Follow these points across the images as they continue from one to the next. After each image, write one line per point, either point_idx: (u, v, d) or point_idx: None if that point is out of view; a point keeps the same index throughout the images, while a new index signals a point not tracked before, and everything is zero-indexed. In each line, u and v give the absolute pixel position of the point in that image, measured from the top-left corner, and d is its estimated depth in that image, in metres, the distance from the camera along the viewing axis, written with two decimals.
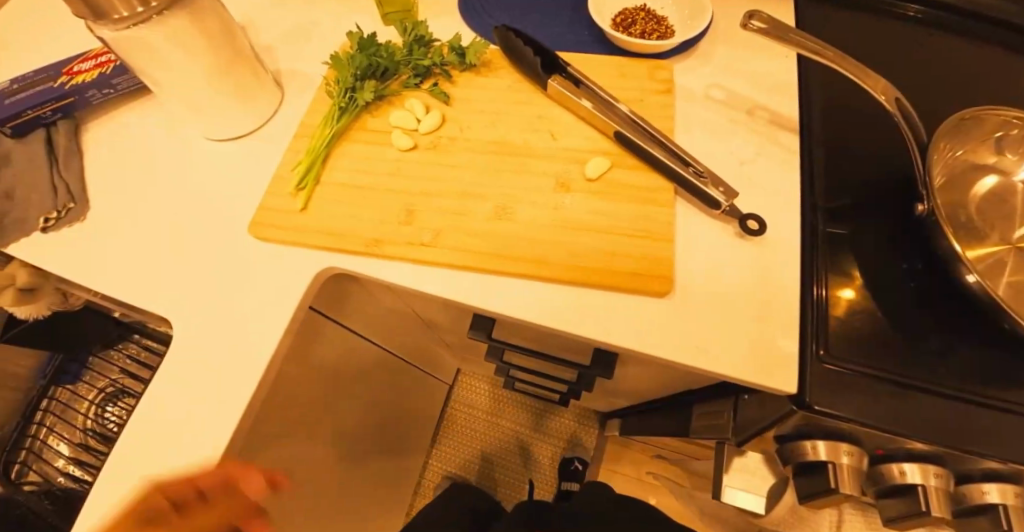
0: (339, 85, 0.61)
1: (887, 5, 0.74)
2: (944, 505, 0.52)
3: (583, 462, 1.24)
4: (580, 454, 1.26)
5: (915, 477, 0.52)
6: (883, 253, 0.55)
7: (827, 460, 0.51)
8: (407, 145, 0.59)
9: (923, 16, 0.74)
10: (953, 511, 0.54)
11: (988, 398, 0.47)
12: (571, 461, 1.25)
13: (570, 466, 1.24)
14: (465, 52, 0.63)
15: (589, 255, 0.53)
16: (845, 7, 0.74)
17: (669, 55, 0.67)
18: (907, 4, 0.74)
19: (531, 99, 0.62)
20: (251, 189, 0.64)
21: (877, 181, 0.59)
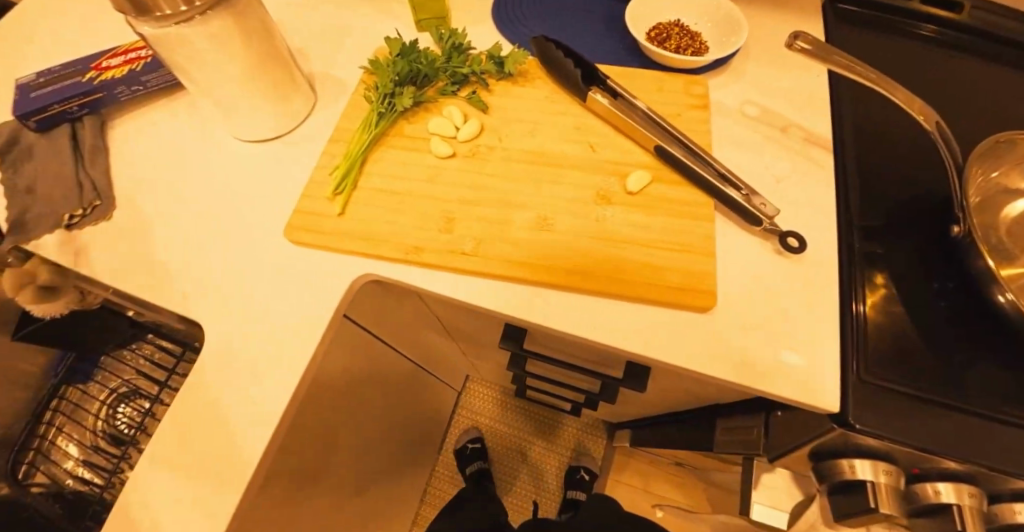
0: (378, 90, 0.61)
1: (905, 24, 0.76)
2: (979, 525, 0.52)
3: (589, 471, 1.22)
4: (586, 463, 1.24)
5: (949, 496, 0.51)
6: (919, 273, 0.55)
7: (867, 480, 0.52)
8: (446, 152, 0.59)
9: (940, 36, 0.75)
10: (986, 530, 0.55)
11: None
12: (577, 470, 1.24)
13: (576, 475, 1.23)
14: (504, 61, 0.63)
15: (630, 268, 0.52)
16: (868, 27, 0.76)
17: (704, 71, 0.67)
18: (924, 24, 0.75)
19: (569, 110, 0.62)
20: (284, 193, 0.64)
21: (910, 201, 0.60)
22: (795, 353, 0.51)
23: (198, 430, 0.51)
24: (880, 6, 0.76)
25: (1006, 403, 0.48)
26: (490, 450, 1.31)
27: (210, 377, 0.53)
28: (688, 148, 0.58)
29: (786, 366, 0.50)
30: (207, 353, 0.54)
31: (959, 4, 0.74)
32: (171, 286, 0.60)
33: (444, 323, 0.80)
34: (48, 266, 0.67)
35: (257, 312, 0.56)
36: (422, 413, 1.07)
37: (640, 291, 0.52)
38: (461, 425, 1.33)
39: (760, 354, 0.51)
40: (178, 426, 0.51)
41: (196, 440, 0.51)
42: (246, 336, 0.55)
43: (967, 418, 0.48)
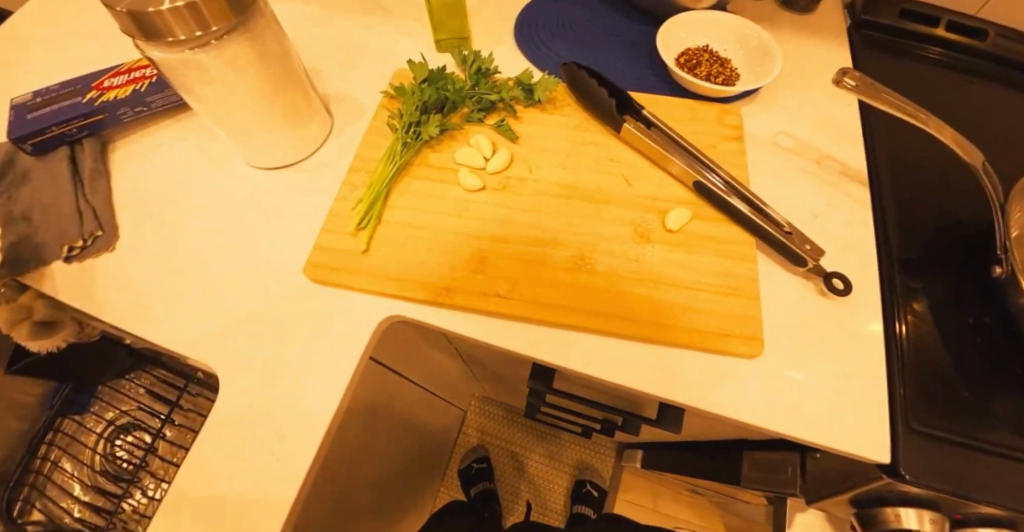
0: (403, 118, 0.58)
1: (909, 46, 0.75)
2: None
3: (597, 487, 1.21)
4: (593, 479, 1.23)
5: None
6: (959, 312, 0.54)
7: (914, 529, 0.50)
8: (476, 185, 0.56)
9: (945, 59, 0.74)
10: None
11: None
12: (583, 485, 1.22)
13: (582, 490, 1.21)
14: (534, 88, 0.60)
15: (673, 311, 0.51)
16: (879, 50, 0.75)
17: (735, 99, 0.65)
18: (929, 47, 0.74)
19: (602, 140, 0.60)
20: (301, 224, 0.60)
21: (947, 236, 0.59)
22: (848, 404, 0.49)
23: (217, 486, 0.48)
24: (899, 31, 0.75)
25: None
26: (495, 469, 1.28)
27: (230, 427, 0.50)
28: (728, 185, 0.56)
29: (837, 415, 0.48)
30: (224, 401, 0.51)
31: (984, 32, 0.73)
32: (182, 326, 0.56)
33: (458, 351, 0.77)
34: (48, 301, 0.65)
35: (278, 355, 0.52)
36: (433, 439, 1.04)
37: (684, 337, 0.49)
38: (464, 444, 1.29)
39: (811, 403, 0.49)
40: (197, 482, 0.48)
41: (216, 498, 0.48)
42: (267, 382, 0.51)
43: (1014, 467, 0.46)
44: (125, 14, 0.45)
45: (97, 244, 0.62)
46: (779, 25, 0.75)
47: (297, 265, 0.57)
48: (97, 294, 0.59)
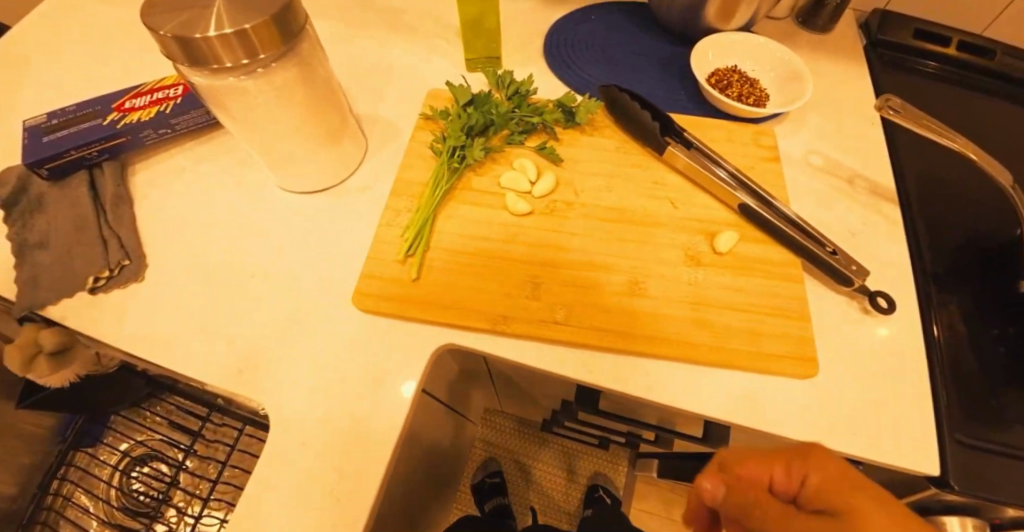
0: (448, 142, 0.57)
1: (907, 60, 0.78)
2: None
3: (609, 493, 1.18)
4: (606, 486, 1.21)
5: None
6: (988, 323, 0.56)
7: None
8: (524, 210, 0.56)
9: (941, 73, 0.77)
10: None
11: None
12: (595, 489, 1.21)
13: (594, 494, 1.20)
14: (575, 111, 0.61)
15: (728, 335, 0.51)
16: (886, 66, 0.77)
17: (766, 119, 0.67)
18: (925, 60, 0.77)
19: (643, 162, 0.61)
20: (341, 249, 0.58)
21: (974, 251, 0.61)
22: (905, 421, 0.49)
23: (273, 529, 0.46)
24: (909, 49, 0.77)
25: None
26: (507, 482, 1.27)
27: (284, 465, 0.48)
28: (765, 200, 0.57)
29: (893, 433, 0.49)
30: (275, 437, 0.49)
31: (991, 51, 0.76)
32: (221, 359, 0.53)
33: (489, 369, 0.75)
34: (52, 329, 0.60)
35: (330, 386, 0.51)
36: (453, 456, 1.04)
37: (740, 358, 0.50)
38: (475, 457, 1.27)
39: (866, 421, 0.49)
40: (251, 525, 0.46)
41: None
42: (320, 416, 0.50)
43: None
44: (172, 39, 0.43)
45: (123, 274, 0.58)
46: (798, 45, 0.77)
47: (340, 291, 0.56)
48: (122, 326, 0.56)
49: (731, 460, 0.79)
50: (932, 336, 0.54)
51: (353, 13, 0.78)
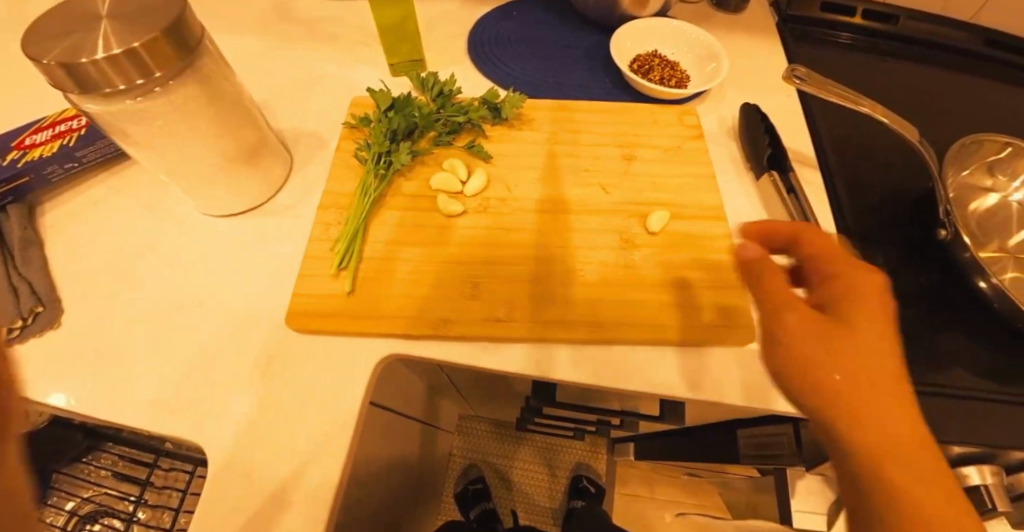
0: (372, 149, 0.56)
1: (819, 32, 0.81)
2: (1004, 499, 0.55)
3: (593, 481, 1.20)
4: (589, 474, 1.23)
5: (976, 478, 0.55)
6: (907, 272, 0.60)
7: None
8: (457, 210, 0.55)
9: (854, 43, 0.81)
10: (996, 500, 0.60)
11: (1006, 392, 0.54)
12: (580, 479, 1.22)
13: (580, 484, 1.21)
14: (501, 106, 0.61)
15: (669, 311, 0.52)
16: (799, 39, 0.81)
17: (688, 100, 0.69)
18: (837, 32, 0.81)
19: (574, 151, 0.61)
20: (273, 270, 0.56)
21: (890, 205, 0.64)
22: None
23: None
24: (818, 21, 0.81)
25: (998, 383, 0.55)
26: (491, 487, 1.25)
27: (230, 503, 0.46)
28: (787, 189, 0.60)
29: None
30: (216, 476, 0.46)
31: (894, 16, 0.80)
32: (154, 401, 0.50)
33: (448, 375, 0.75)
34: None
35: (272, 413, 0.49)
36: (430, 468, 1.02)
37: (685, 334, 0.51)
38: (455, 466, 1.25)
39: None
40: None
41: None
42: (264, 446, 0.47)
43: (973, 403, 0.53)
44: (56, 66, 0.40)
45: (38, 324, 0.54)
46: (714, 26, 0.79)
47: (277, 313, 0.54)
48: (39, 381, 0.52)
49: (696, 434, 0.80)
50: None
51: (268, 28, 0.76)
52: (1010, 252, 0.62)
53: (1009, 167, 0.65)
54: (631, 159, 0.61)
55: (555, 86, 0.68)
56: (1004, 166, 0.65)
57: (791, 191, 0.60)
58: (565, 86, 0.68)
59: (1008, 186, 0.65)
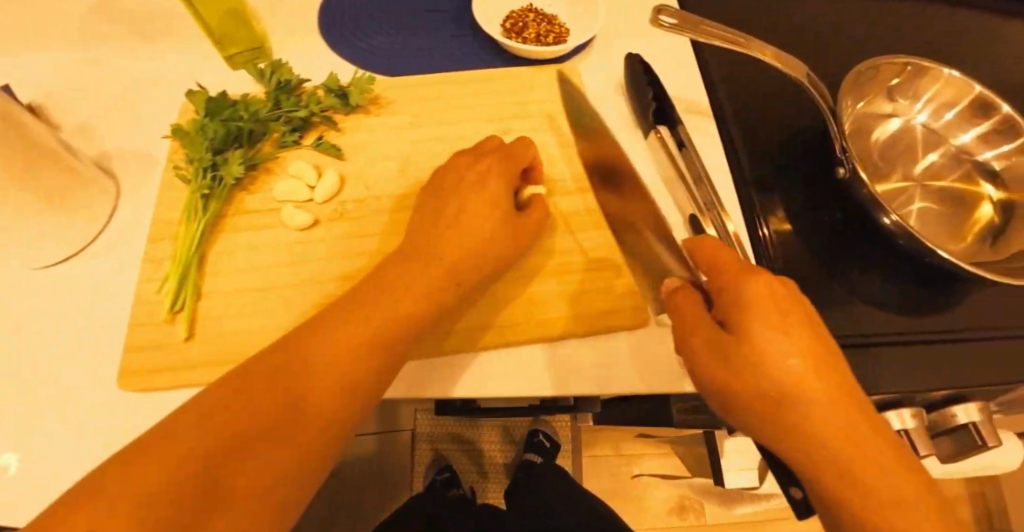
0: (194, 166, 0.47)
1: None
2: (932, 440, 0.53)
3: (548, 435, 1.11)
4: (545, 428, 1.14)
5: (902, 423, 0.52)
6: (809, 215, 0.58)
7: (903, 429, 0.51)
8: (306, 222, 0.49)
9: None
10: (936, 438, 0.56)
11: (907, 331, 0.54)
12: (535, 434, 1.13)
13: (535, 440, 1.12)
14: (347, 92, 0.53)
15: (550, 303, 0.47)
16: None
17: (567, 58, 0.62)
18: None
19: (441, 133, 0.55)
20: (99, 326, 0.47)
21: (790, 145, 0.61)
22: None
23: None
24: None
25: (902, 323, 0.54)
26: (456, 473, 1.14)
27: None
28: (678, 144, 0.56)
29: None
30: None
31: None
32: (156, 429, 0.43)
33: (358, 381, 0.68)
34: None
35: None
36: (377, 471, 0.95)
37: (573, 325, 0.46)
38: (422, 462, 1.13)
39: None
40: None
41: None
42: None
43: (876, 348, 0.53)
44: None
45: (2, 347, 0.46)
46: None
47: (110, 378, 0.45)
48: (15, 410, 0.44)
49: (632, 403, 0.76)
50: (761, 238, 0.56)
51: (70, 27, 0.63)
52: (915, 180, 0.59)
53: (910, 91, 0.61)
54: (505, 136, 0.56)
55: (419, 60, 0.60)
56: (902, 90, 0.61)
57: (682, 147, 0.56)
58: (430, 59, 0.60)
59: (911, 110, 0.62)
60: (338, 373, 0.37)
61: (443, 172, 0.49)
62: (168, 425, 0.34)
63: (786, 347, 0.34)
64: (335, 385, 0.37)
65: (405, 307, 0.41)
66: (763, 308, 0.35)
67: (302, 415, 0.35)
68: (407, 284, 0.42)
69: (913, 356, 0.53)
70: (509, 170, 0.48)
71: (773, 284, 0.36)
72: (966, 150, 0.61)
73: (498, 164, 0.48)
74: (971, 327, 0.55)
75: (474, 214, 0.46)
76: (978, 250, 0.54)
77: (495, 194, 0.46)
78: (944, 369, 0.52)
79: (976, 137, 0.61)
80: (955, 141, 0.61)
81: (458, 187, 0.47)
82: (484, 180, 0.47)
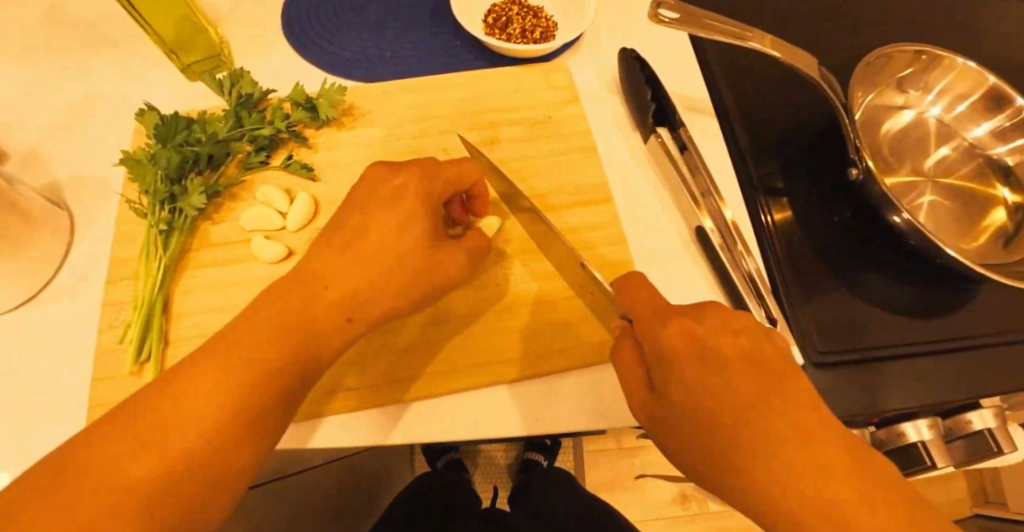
0: (149, 200, 0.43)
1: None
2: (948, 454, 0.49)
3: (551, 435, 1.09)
4: None
5: (914, 434, 0.49)
6: (820, 214, 0.54)
7: (917, 442, 0.49)
8: (279, 254, 0.44)
9: None
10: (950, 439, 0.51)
11: (923, 341, 0.51)
12: None
13: None
14: (316, 104, 0.48)
15: (548, 334, 0.44)
16: None
17: (556, 55, 0.57)
18: None
19: (422, 145, 0.51)
20: (54, 384, 0.42)
21: (798, 138, 0.57)
22: None
23: None
24: None
25: (913, 331, 0.51)
26: None
27: None
28: (680, 148, 0.52)
29: None
30: None
31: None
32: None
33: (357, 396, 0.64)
34: None
35: None
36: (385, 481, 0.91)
37: (574, 356, 0.43)
38: None
39: None
40: None
41: None
42: None
43: (885, 364, 0.49)
44: None
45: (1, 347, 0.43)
46: None
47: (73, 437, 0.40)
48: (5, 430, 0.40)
49: None
50: (767, 238, 0.53)
51: (8, 40, 0.57)
52: (927, 175, 0.55)
53: (920, 82, 0.57)
54: (492, 145, 0.51)
55: (395, 62, 0.55)
56: (913, 80, 0.57)
57: (684, 150, 0.51)
58: (407, 60, 0.55)
59: (922, 103, 0.58)
60: (238, 404, 0.32)
61: (357, 188, 0.42)
62: (44, 475, 0.29)
63: (707, 402, 0.30)
64: (235, 421, 0.32)
65: (322, 330, 0.36)
66: (681, 360, 0.31)
67: (204, 454, 0.31)
68: (321, 303, 0.37)
69: (930, 368, 0.50)
70: (436, 178, 0.42)
71: (690, 328, 0.32)
72: (980, 146, 0.56)
73: (418, 172, 0.42)
74: (982, 333, 0.52)
75: (383, 232, 0.39)
76: (991, 250, 0.51)
77: (410, 211, 0.40)
78: (954, 378, 0.50)
79: (989, 132, 0.56)
80: (968, 136, 0.57)
81: (374, 199, 0.41)
82: (401, 191, 0.41)
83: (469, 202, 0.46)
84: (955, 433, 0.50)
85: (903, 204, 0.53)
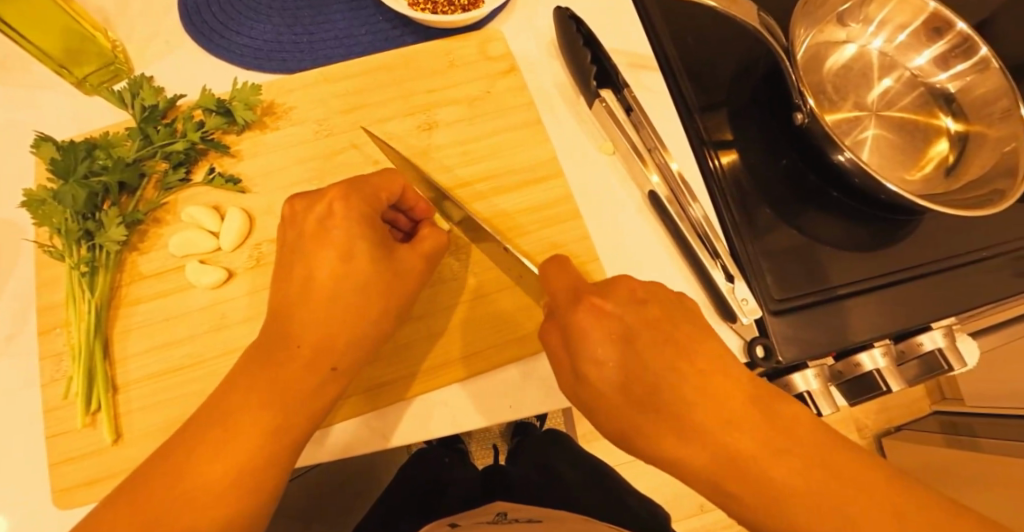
0: (64, 241, 0.40)
1: None
2: (898, 376, 0.48)
3: None
4: None
5: (869, 364, 0.48)
6: (767, 161, 0.53)
7: (873, 370, 0.47)
8: (217, 278, 0.42)
9: None
10: (913, 375, 0.49)
11: (877, 274, 0.51)
12: None
13: None
14: (230, 107, 0.44)
15: (510, 320, 0.43)
16: None
17: (488, 20, 0.54)
18: None
19: (357, 138, 0.48)
20: (8, 450, 0.40)
21: (739, 85, 0.55)
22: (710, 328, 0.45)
23: None
24: None
25: (867, 267, 0.51)
26: None
27: None
28: (626, 110, 0.49)
29: None
30: None
31: None
32: None
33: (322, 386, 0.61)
34: None
35: None
36: None
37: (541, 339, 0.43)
38: None
39: None
40: None
41: None
42: None
43: (842, 304, 0.49)
44: None
45: None
46: None
47: (43, 496, 0.39)
48: None
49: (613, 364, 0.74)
50: (717, 193, 0.52)
51: None
52: (870, 109, 0.54)
53: (860, 14, 0.56)
54: (430, 130, 0.48)
55: (313, 48, 0.51)
56: (853, 12, 0.56)
57: (630, 113, 0.48)
58: (327, 44, 0.51)
59: (864, 34, 0.57)
60: (234, 465, 0.33)
61: (281, 228, 0.40)
62: None
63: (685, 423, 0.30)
64: (235, 482, 0.33)
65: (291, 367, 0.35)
66: None
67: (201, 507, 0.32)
68: (291, 352, 0.36)
69: (886, 298, 0.50)
70: (362, 191, 0.39)
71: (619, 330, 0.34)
72: (921, 74, 0.56)
73: (343, 188, 0.39)
74: (933, 259, 0.52)
75: (330, 264, 0.37)
76: (933, 181, 0.51)
77: (344, 241, 0.38)
78: (909, 306, 0.50)
79: (931, 59, 0.55)
80: (910, 65, 0.56)
81: (303, 236, 0.38)
82: (328, 217, 0.38)
83: (409, 212, 0.43)
84: (910, 355, 0.49)
85: (845, 141, 0.53)
